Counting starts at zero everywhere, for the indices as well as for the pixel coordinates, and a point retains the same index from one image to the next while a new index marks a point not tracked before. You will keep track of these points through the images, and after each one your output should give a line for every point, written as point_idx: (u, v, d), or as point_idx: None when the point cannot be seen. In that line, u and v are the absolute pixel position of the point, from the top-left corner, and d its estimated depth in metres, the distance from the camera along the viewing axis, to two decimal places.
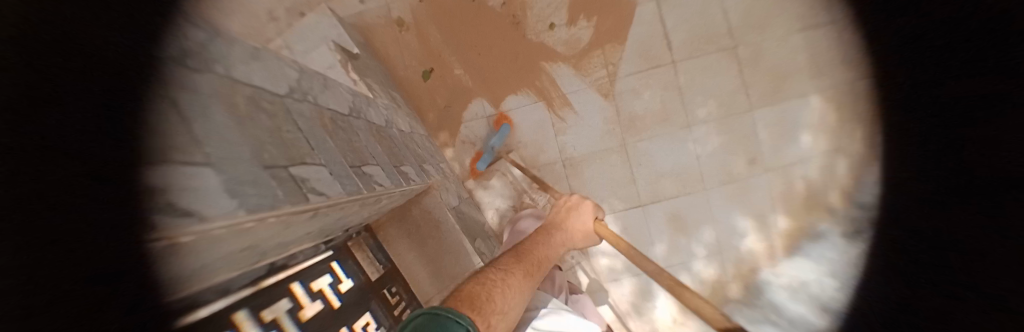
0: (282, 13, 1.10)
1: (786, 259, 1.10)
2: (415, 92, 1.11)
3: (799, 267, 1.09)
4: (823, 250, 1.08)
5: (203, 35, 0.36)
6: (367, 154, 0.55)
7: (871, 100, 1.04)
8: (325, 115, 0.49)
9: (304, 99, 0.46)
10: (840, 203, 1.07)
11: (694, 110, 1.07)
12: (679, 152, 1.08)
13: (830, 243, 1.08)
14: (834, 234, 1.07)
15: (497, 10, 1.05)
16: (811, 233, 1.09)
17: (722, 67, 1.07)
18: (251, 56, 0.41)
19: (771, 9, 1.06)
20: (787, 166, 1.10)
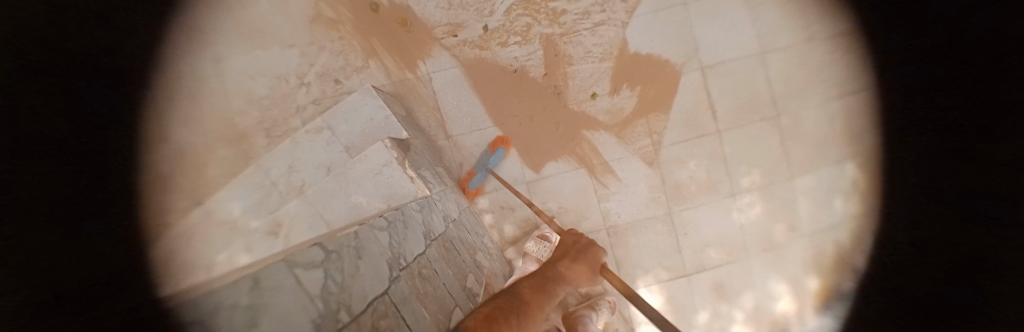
0: (314, 79, 1.03)
1: (813, 315, 1.09)
2: (456, 160, 1.07)
3: (818, 324, 1.09)
4: (836, 307, 1.08)
5: (314, 257, 0.33)
6: (448, 297, 0.53)
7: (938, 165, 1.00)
8: (415, 274, 0.50)
9: (401, 273, 0.47)
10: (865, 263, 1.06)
11: (738, 179, 1.08)
12: (723, 221, 1.08)
13: (849, 301, 1.07)
14: (855, 293, 1.07)
15: (540, 81, 1.08)
16: (836, 291, 1.08)
17: (764, 136, 1.08)
18: (356, 255, 0.41)
19: (817, 75, 1.05)
20: (833, 232, 1.09)
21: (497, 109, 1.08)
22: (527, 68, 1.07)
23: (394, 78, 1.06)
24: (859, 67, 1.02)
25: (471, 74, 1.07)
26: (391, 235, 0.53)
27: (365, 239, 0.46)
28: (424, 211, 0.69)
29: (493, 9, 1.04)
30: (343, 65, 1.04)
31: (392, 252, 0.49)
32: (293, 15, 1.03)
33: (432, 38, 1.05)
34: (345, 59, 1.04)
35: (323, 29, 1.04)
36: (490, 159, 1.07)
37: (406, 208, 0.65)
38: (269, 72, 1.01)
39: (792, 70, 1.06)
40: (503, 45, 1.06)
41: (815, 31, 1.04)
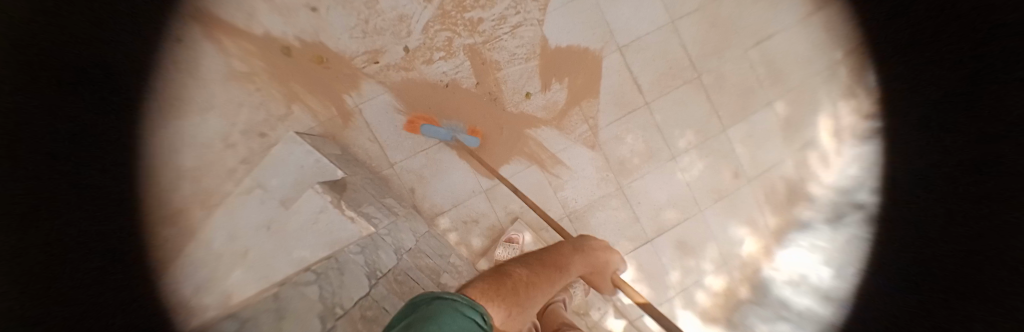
0: (238, 138, 0.99)
1: (780, 249, 1.19)
2: (406, 185, 1.08)
3: (791, 257, 1.18)
4: (814, 239, 1.17)
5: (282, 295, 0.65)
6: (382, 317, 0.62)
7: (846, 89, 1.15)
8: (346, 309, 0.61)
9: (327, 312, 0.61)
10: (820, 192, 1.16)
11: (675, 142, 1.16)
12: (671, 183, 1.16)
13: (816, 231, 1.16)
14: (818, 221, 1.16)
15: (472, 90, 1.10)
16: (798, 223, 1.18)
17: (691, 98, 1.16)
18: (272, 315, 0.59)
19: (722, 34, 1.15)
20: (769, 170, 1.20)
21: (437, 126, 1.09)
22: (456, 80, 1.09)
23: (324, 119, 1.05)
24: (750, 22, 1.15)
25: (402, 98, 1.07)
26: (321, 285, 0.66)
27: (284, 300, 0.63)
28: (365, 251, 0.74)
29: (410, 30, 1.05)
30: (267, 116, 1.01)
31: (318, 298, 0.63)
32: (203, 76, 0.99)
33: (354, 71, 1.05)
34: (267, 109, 1.01)
35: (238, 83, 1.01)
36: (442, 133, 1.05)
37: (344, 253, 0.74)
38: (193, 138, 0.97)
39: (700, 32, 1.15)
40: (428, 62, 1.07)
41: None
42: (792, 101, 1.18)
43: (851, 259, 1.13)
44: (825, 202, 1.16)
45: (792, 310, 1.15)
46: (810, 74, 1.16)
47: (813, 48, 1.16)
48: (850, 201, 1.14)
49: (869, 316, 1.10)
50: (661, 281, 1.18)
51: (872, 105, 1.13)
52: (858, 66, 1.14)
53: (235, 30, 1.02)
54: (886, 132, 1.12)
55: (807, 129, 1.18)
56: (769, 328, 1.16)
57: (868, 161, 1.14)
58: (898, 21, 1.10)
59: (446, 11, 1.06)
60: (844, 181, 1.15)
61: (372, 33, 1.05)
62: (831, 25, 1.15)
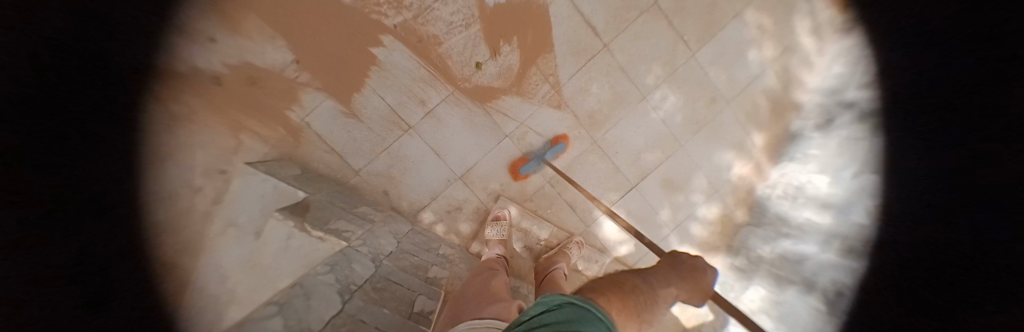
0: None
1: (773, 167, 1.21)
2: (378, 188, 1.07)
3: (788, 170, 1.18)
4: (806, 149, 1.15)
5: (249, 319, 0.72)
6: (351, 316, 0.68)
7: None
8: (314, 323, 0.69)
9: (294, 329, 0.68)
10: (805, 99, 1.16)
11: (643, 80, 1.10)
12: (646, 125, 1.12)
13: (810, 140, 1.14)
14: (811, 130, 1.14)
15: (418, 75, 1.03)
16: (789, 136, 1.19)
17: (654, 27, 1.07)
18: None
19: None
20: (745, 88, 1.14)
21: (393, 122, 1.04)
22: (398, 69, 1.02)
23: (277, 143, 1.02)
24: None
25: (351, 103, 1.02)
26: None
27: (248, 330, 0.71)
28: (335, 269, 0.78)
29: (336, 21, 0.95)
30: (217, 154, 0.90)
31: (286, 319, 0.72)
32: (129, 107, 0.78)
33: (291, 85, 1.00)
34: (206, 147, 0.88)
35: (171, 125, 0.84)
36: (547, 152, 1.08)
37: (311, 277, 0.75)
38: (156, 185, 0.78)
39: None
40: (362, 55, 1.00)
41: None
42: (765, 5, 1.09)
43: (852, 160, 1.01)
44: (814, 108, 1.14)
45: (791, 225, 1.13)
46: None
47: None
48: (839, 100, 1.08)
49: (888, 229, 0.90)
50: (654, 223, 1.19)
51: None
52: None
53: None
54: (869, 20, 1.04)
55: (779, 34, 1.12)
56: (771, 248, 1.17)
57: (846, 56, 1.08)
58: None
59: None
60: (828, 79, 1.12)
61: (297, 36, 0.96)
62: None
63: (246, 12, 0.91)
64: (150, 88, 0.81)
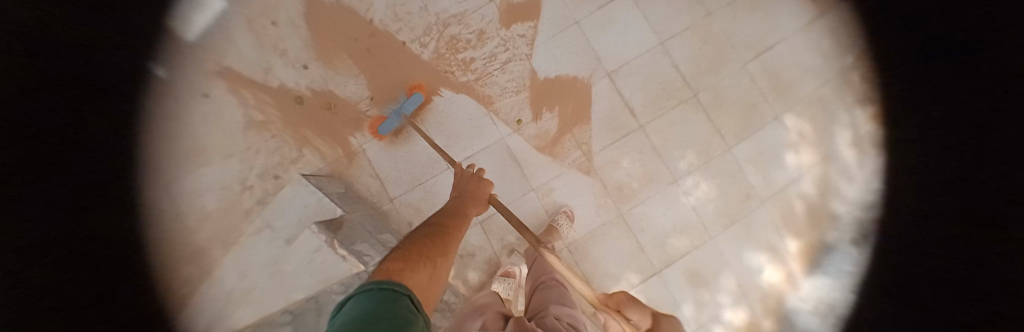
0: (255, 180, 1.06)
1: (806, 278, 1.07)
2: (404, 219, 1.08)
3: (818, 284, 1.07)
4: (838, 263, 1.08)
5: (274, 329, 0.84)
6: None
7: (858, 102, 1.10)
8: None
9: None
10: (842, 209, 1.08)
11: (675, 163, 1.12)
12: (675, 208, 1.11)
13: (843, 253, 1.07)
14: (844, 242, 1.07)
15: (468, 123, 1.16)
16: (823, 246, 1.08)
17: (691, 117, 1.12)
18: None
19: (722, 50, 1.14)
20: (783, 190, 1.12)
21: (435, 159, 1.11)
22: (453, 113, 1.16)
23: (330, 160, 1.12)
24: (743, 40, 1.15)
25: (401, 135, 1.13)
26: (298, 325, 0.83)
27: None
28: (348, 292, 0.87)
29: (410, 70, 1.16)
30: (280, 160, 1.10)
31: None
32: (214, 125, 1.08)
33: (356, 113, 1.13)
34: (281, 152, 1.11)
35: (252, 131, 1.11)
36: (405, 104, 1.08)
37: (328, 294, 0.87)
38: (208, 184, 1.04)
39: (691, 50, 1.13)
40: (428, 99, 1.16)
41: (698, 12, 1.15)
42: (805, 113, 1.13)
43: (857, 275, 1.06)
44: (850, 220, 1.08)
45: None
46: (810, 86, 1.14)
47: (812, 62, 1.14)
48: (878, 217, 1.06)
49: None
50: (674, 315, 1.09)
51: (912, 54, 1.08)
52: (850, 73, 1.12)
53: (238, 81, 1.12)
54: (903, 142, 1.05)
55: (821, 141, 1.12)
56: None
57: (875, 172, 1.07)
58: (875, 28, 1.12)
59: (442, 53, 1.16)
60: (869, 193, 1.07)
61: (375, 76, 1.15)
62: (823, 40, 1.15)
63: (342, 54, 1.16)
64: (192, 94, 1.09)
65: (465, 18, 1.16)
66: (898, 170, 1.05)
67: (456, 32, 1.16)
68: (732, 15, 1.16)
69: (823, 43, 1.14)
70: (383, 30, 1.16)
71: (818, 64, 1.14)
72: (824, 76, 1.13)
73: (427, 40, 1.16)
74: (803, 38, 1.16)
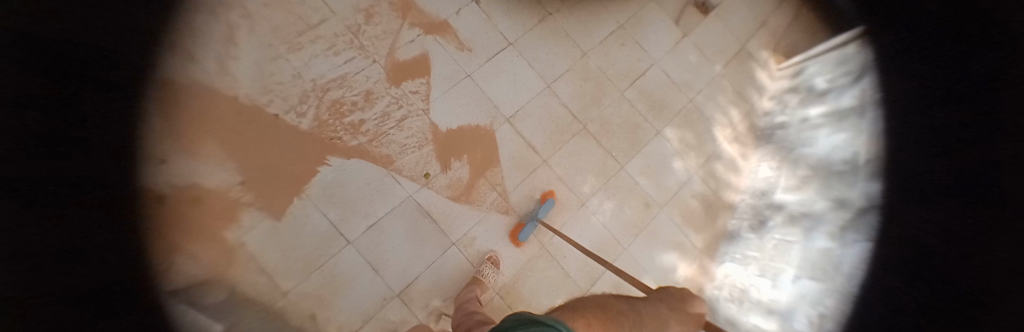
0: None
1: (717, 265, 1.22)
2: (306, 312, 1.00)
3: (728, 269, 1.22)
4: (742, 248, 1.23)
5: None
6: None
7: (708, 111, 1.35)
8: None
9: None
10: (733, 200, 1.28)
11: (579, 188, 1.18)
12: (590, 230, 1.16)
13: (745, 239, 1.24)
14: (744, 229, 1.25)
15: (371, 187, 1.10)
16: (726, 234, 1.25)
17: (586, 144, 1.22)
18: None
19: (601, 83, 1.31)
20: (676, 193, 1.23)
21: (332, 237, 1.05)
22: (347, 181, 1.08)
23: (203, 261, 0.96)
24: (617, 71, 1.33)
25: (287, 217, 1.04)
26: None
27: None
28: None
29: (291, 144, 1.06)
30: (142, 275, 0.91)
31: None
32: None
33: (229, 203, 1.00)
34: (137, 266, 0.91)
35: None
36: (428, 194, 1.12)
37: None
38: None
39: (574, 86, 1.30)
40: (316, 168, 1.07)
41: (575, 53, 1.33)
42: (680, 123, 1.31)
43: (781, 260, 1.17)
44: (745, 208, 1.27)
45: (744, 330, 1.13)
46: (680, 100, 1.34)
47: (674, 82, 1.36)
48: (768, 202, 1.26)
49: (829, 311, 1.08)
50: None
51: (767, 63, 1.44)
52: (714, 83, 1.39)
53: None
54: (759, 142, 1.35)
55: (700, 146, 1.30)
56: None
57: (769, 160, 1.32)
58: (719, 53, 1.42)
59: (325, 120, 1.09)
60: (758, 182, 1.31)
61: (247, 157, 1.03)
62: (680, 62, 1.39)
63: (201, 139, 1.02)
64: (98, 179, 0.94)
65: (346, 80, 1.11)
66: (794, 159, 1.30)
67: (340, 95, 1.11)
68: (605, 51, 1.35)
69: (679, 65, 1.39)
70: (246, 106, 1.06)
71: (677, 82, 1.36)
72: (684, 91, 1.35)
73: (307, 110, 1.09)
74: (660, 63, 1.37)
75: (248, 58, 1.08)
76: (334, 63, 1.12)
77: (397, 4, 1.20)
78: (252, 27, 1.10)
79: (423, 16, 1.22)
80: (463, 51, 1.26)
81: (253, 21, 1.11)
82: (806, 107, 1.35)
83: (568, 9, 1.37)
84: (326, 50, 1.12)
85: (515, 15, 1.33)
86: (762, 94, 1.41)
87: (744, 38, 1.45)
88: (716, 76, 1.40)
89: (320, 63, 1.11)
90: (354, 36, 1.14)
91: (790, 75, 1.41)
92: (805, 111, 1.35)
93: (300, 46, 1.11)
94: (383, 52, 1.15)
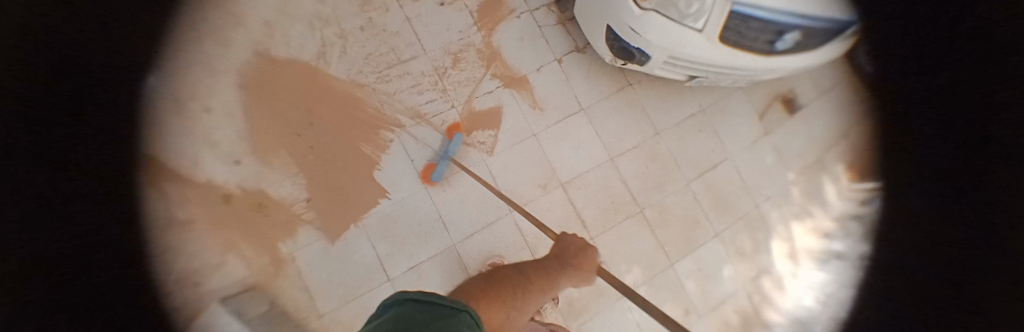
0: (170, 287, 0.99)
1: None
2: None
3: None
4: None
5: None
6: None
7: (768, 222, 1.29)
8: None
9: None
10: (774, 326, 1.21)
11: (621, 278, 1.16)
12: (622, 324, 1.14)
13: None
14: None
15: (418, 227, 1.09)
16: None
17: (637, 232, 1.20)
18: None
19: (666, 169, 1.27)
20: (718, 306, 1.19)
21: (374, 270, 1.06)
22: (403, 217, 1.08)
23: (256, 268, 1.02)
24: (684, 160, 1.29)
25: (340, 241, 1.06)
26: None
27: None
28: None
29: (354, 169, 1.08)
30: (200, 266, 1.00)
31: None
32: (150, 217, 1.02)
33: (293, 217, 1.05)
34: (203, 258, 1.01)
35: (175, 232, 1.02)
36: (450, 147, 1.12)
37: None
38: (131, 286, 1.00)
39: (638, 166, 1.26)
40: (374, 201, 1.07)
41: (648, 131, 1.30)
42: (738, 229, 1.26)
43: None
44: None
45: None
46: (742, 205, 1.29)
47: (743, 181, 1.32)
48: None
49: None
50: None
51: (840, 177, 1.36)
52: (784, 192, 1.33)
53: (175, 174, 1.04)
54: (815, 264, 1.27)
55: (754, 258, 1.25)
56: None
57: (816, 288, 1.26)
58: (794, 159, 1.37)
59: (394, 153, 1.11)
60: (801, 311, 1.23)
61: (319, 175, 1.06)
62: (749, 164, 1.34)
63: (281, 151, 1.07)
64: (168, 165, 1.05)
65: (423, 119, 1.15)
66: (856, 289, 1.27)
67: (415, 132, 1.14)
68: (680, 135, 1.31)
69: (750, 166, 1.34)
70: (331, 124, 1.08)
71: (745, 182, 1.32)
72: (748, 194, 1.31)
73: (386, 140, 1.11)
74: (732, 159, 1.33)
75: (338, 79, 1.12)
76: (416, 100, 1.15)
77: (484, 52, 1.24)
78: (347, 49, 1.14)
79: (506, 68, 1.25)
80: (535, 109, 1.25)
81: (348, 43, 1.15)
82: (864, 243, 1.30)
83: (649, 83, 1.32)
84: (411, 86, 1.16)
85: (595, 79, 1.31)
86: (826, 213, 1.32)
87: (820, 149, 1.38)
88: (787, 184, 1.34)
89: (405, 99, 1.15)
90: (438, 78, 1.19)
91: (860, 200, 1.34)
92: (862, 246, 1.30)
93: (387, 78, 1.15)
94: (462, 98, 1.19)
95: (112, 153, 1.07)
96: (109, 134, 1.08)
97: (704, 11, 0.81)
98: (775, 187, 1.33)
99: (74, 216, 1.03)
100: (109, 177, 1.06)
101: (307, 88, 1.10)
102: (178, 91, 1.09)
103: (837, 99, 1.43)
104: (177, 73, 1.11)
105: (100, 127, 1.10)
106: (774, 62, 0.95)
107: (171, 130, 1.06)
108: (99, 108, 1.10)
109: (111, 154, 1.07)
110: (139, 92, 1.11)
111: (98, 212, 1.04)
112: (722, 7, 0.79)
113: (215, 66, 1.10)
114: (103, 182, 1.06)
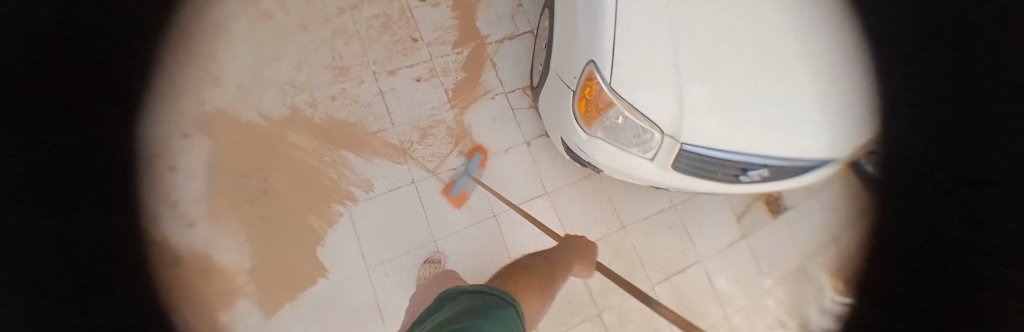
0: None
1: None
2: None
3: None
4: None
5: None
6: None
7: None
8: None
9: None
10: None
11: None
12: None
13: None
14: None
15: (356, 311, 1.04)
16: None
17: None
18: None
19: (631, 268, 1.20)
20: None
21: None
22: (341, 299, 1.04)
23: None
24: (651, 260, 1.22)
25: (275, 318, 1.01)
26: None
27: None
28: None
29: (300, 242, 1.06)
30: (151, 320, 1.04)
31: None
32: (116, 267, 1.08)
33: (229, 287, 1.02)
34: (153, 313, 1.04)
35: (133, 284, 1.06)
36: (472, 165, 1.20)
37: None
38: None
39: (601, 262, 1.19)
40: (314, 279, 1.04)
41: (615, 224, 1.23)
42: None
43: None
44: None
45: None
46: (712, 315, 1.20)
47: (715, 288, 1.22)
48: None
49: None
50: None
51: (826, 288, 1.29)
52: (762, 304, 1.23)
53: (134, 227, 1.07)
54: None
55: None
56: None
57: None
58: (777, 268, 1.26)
59: (342, 228, 1.08)
60: None
61: (265, 245, 1.05)
62: (725, 269, 1.25)
63: (231, 216, 1.06)
64: (129, 220, 1.07)
65: (379, 194, 1.13)
66: None
67: (368, 207, 1.11)
68: (650, 231, 1.24)
69: (726, 272, 1.24)
70: (286, 194, 1.09)
71: (718, 289, 1.22)
72: (721, 303, 1.21)
73: (336, 214, 1.09)
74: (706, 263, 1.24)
75: (300, 148, 1.13)
76: (374, 172, 1.15)
77: (455, 129, 1.25)
78: (315, 118, 1.16)
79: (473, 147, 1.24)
80: (499, 189, 1.22)
81: (318, 113, 1.17)
82: None
83: None
84: (371, 158, 1.16)
85: (563, 165, 1.27)
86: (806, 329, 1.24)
87: (805, 255, 1.28)
88: (767, 295, 1.23)
89: (365, 172, 1.14)
90: (403, 152, 1.19)
91: (837, 317, 1.28)
92: None
93: (350, 149, 1.15)
94: (423, 176, 1.18)
95: (87, 203, 1.13)
96: (88, 181, 1.14)
97: (651, 146, 0.74)
98: (751, 299, 1.23)
99: (39, 261, 1.08)
100: (78, 225, 1.11)
101: (270, 155, 1.11)
102: (146, 146, 1.12)
103: (829, 203, 1.34)
104: (150, 127, 1.14)
105: (78, 172, 1.15)
106: (750, 186, 0.86)
107: (137, 184, 1.09)
108: (82, 154, 1.17)
109: (90, 199, 1.13)
110: (116, 141, 1.16)
111: (61, 258, 1.08)
112: (672, 146, 0.71)
113: (185, 125, 1.13)
114: (70, 229, 1.10)
